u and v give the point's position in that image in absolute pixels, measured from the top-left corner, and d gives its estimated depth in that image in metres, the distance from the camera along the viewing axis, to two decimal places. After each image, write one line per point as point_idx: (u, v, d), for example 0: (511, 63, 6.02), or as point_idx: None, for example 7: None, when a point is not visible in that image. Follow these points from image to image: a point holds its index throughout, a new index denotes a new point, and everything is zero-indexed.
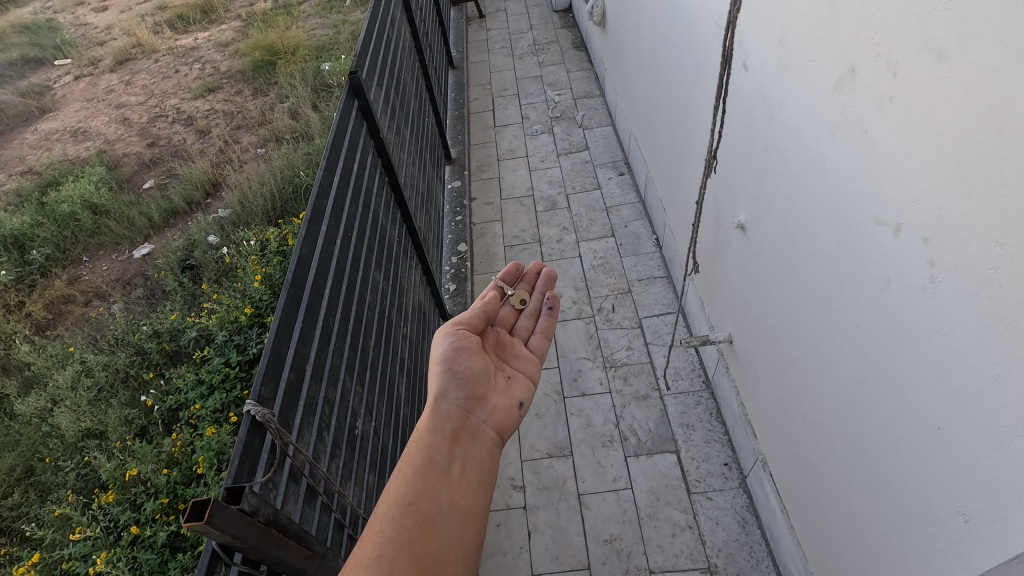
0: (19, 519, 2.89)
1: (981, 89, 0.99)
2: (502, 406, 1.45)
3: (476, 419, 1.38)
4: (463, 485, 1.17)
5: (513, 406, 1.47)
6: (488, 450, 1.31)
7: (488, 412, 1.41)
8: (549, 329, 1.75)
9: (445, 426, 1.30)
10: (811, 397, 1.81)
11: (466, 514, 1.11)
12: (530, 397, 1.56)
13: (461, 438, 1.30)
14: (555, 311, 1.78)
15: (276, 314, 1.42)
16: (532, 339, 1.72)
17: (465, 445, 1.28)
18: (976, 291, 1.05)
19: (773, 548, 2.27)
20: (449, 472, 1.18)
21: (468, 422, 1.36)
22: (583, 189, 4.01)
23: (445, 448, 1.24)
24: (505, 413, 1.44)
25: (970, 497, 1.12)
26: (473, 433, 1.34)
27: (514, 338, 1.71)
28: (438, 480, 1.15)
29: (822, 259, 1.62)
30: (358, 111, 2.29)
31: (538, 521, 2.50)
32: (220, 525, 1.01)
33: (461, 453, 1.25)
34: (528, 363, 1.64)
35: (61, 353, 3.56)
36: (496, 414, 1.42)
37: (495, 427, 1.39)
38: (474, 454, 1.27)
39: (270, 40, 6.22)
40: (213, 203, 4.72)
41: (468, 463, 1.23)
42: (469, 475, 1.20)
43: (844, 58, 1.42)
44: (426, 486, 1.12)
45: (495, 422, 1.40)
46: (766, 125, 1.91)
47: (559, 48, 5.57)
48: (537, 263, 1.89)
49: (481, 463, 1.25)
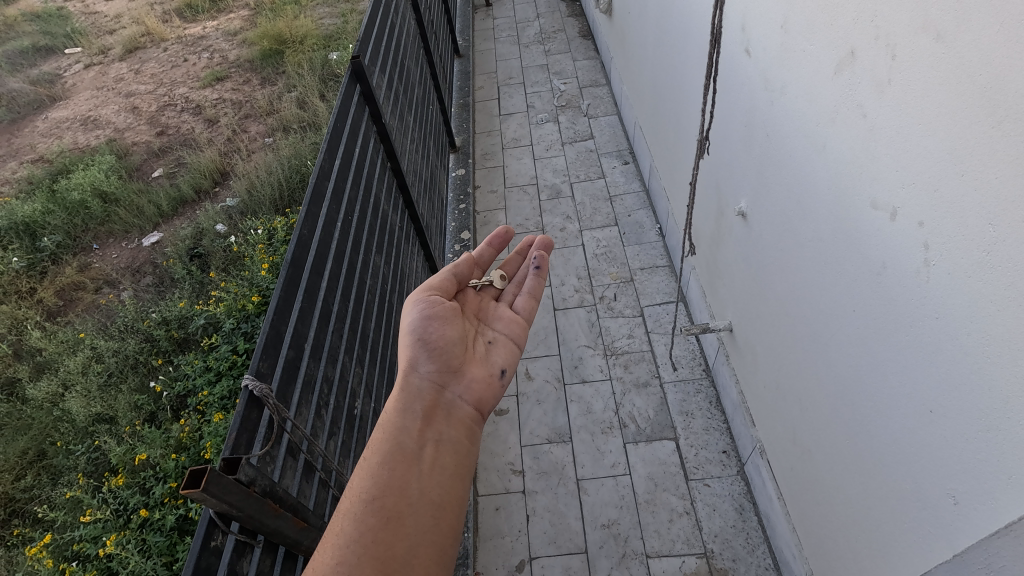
0: (32, 501, 2.95)
1: (976, 69, 0.99)
2: (479, 380, 1.45)
3: (451, 395, 1.38)
4: (435, 472, 1.17)
5: (493, 375, 1.49)
6: (462, 430, 1.32)
7: (464, 387, 1.41)
8: (536, 292, 1.75)
9: (417, 406, 1.30)
10: (808, 382, 1.81)
11: (438, 505, 1.12)
12: (514, 362, 1.57)
13: (434, 417, 1.30)
14: (543, 272, 1.78)
15: (275, 292, 1.45)
16: (518, 301, 1.73)
17: (438, 425, 1.29)
18: (966, 275, 1.06)
19: (769, 534, 2.28)
20: (420, 460, 1.18)
21: (442, 398, 1.36)
22: (587, 178, 4.00)
23: (416, 432, 1.24)
24: (483, 386, 1.45)
25: (959, 480, 1.13)
26: (447, 410, 1.34)
27: (497, 304, 1.72)
28: (408, 469, 1.14)
29: (820, 244, 1.61)
30: (360, 96, 2.30)
31: (536, 506, 2.52)
32: (216, 493, 1.04)
33: (432, 436, 1.25)
34: (512, 325, 1.65)
35: (72, 339, 3.62)
36: (473, 388, 1.42)
37: (472, 402, 1.41)
38: (447, 436, 1.28)
39: (278, 29, 6.21)
40: (220, 191, 4.74)
41: (440, 447, 1.24)
42: (441, 461, 1.21)
43: (844, 41, 1.41)
44: (394, 477, 1.11)
45: (472, 397, 1.41)
46: (767, 110, 1.90)
47: (566, 37, 5.54)
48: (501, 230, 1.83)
49: (454, 446, 1.27)
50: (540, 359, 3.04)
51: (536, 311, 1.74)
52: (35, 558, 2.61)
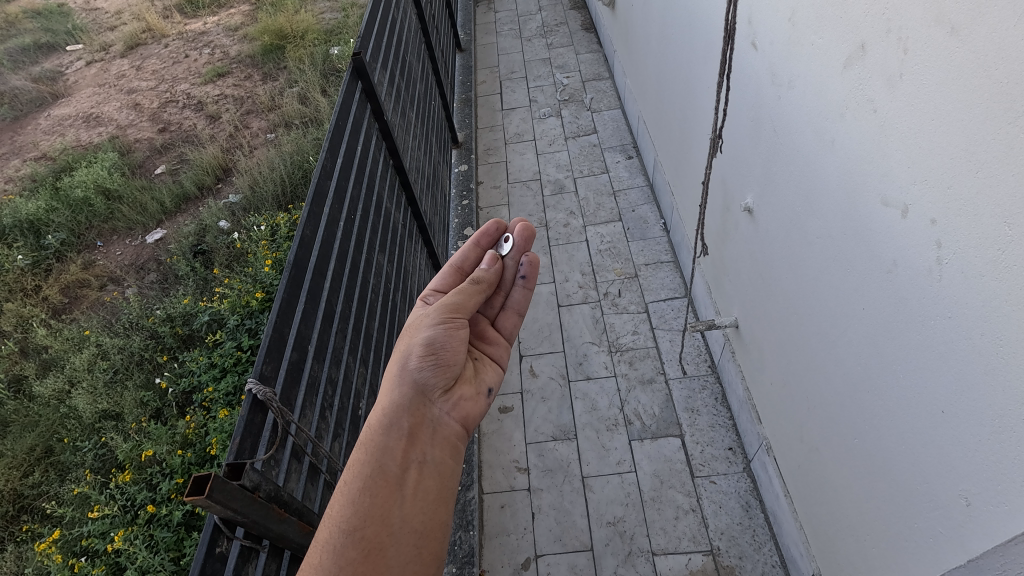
0: (40, 497, 2.95)
1: (992, 64, 0.97)
2: (467, 397, 1.39)
3: (438, 412, 1.31)
4: (419, 498, 1.13)
5: (480, 393, 1.43)
6: (448, 450, 1.26)
7: (451, 403, 1.35)
8: (522, 307, 1.69)
9: (403, 422, 1.23)
10: (817, 379, 1.79)
11: (420, 533, 1.09)
12: (498, 383, 1.54)
13: (419, 435, 1.24)
14: (529, 283, 1.68)
15: (277, 295, 1.43)
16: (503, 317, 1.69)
17: (423, 445, 1.22)
18: (985, 273, 1.03)
19: (776, 532, 2.27)
20: (403, 484, 1.14)
21: (428, 414, 1.29)
22: (591, 173, 3.97)
23: (399, 452, 1.18)
24: (471, 403, 1.38)
25: (972, 482, 1.11)
26: (434, 428, 1.27)
27: (485, 316, 1.67)
28: (390, 495, 1.11)
29: (829, 241, 1.59)
30: (361, 94, 2.28)
31: (542, 503, 2.51)
32: (220, 500, 1.03)
33: (417, 457, 1.20)
34: (496, 345, 1.62)
35: (77, 336, 3.62)
36: (459, 406, 1.36)
37: (458, 419, 1.34)
38: (432, 456, 1.22)
39: (278, 24, 6.18)
40: (223, 188, 4.73)
41: (425, 469, 1.19)
42: (426, 485, 1.16)
43: (854, 34, 1.39)
44: (375, 506, 1.08)
45: (458, 414, 1.35)
46: (774, 105, 1.88)
47: (568, 29, 5.50)
48: (494, 222, 1.71)
49: (439, 468, 1.21)
50: (545, 356, 3.03)
51: (519, 328, 1.71)
52: (45, 554, 2.64)
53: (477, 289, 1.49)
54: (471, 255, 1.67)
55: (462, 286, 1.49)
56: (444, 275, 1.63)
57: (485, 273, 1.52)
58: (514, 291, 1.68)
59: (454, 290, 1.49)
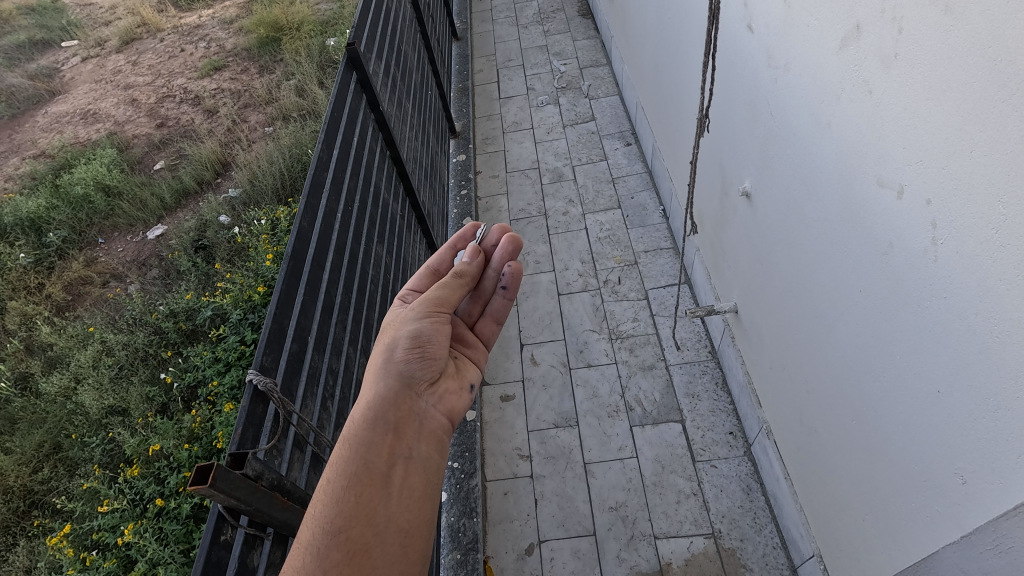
0: (50, 493, 2.98)
1: (986, 45, 0.96)
2: (452, 391, 1.38)
3: (423, 405, 1.28)
4: (405, 495, 1.10)
5: (464, 388, 1.42)
6: (434, 444, 1.23)
7: (437, 397, 1.33)
8: (501, 314, 1.65)
9: (389, 416, 1.20)
10: (818, 362, 1.78)
11: (406, 531, 1.05)
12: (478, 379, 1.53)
13: (406, 431, 1.20)
14: (510, 294, 1.64)
15: (276, 288, 1.44)
16: (480, 321, 1.65)
17: (409, 440, 1.19)
18: (977, 253, 1.04)
19: (776, 514, 2.29)
20: (390, 481, 1.10)
21: (415, 407, 1.26)
22: (590, 161, 3.96)
23: (386, 449, 1.14)
24: (455, 397, 1.37)
25: (969, 459, 1.12)
26: (421, 422, 1.25)
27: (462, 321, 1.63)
28: (376, 493, 1.07)
29: (828, 222, 1.58)
30: (357, 85, 2.27)
31: (545, 490, 2.54)
32: (223, 488, 1.05)
33: (403, 453, 1.16)
34: (475, 347, 1.60)
35: (82, 333, 3.65)
36: (445, 399, 1.34)
37: (444, 412, 1.32)
38: (418, 452, 1.19)
39: (274, 16, 6.12)
40: (223, 182, 4.73)
41: (411, 465, 1.15)
42: (412, 482, 1.13)
43: (850, 15, 1.38)
44: (359, 505, 1.04)
45: (445, 407, 1.33)
46: (770, 89, 1.87)
47: (565, 16, 5.45)
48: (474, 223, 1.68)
49: (425, 463, 1.18)
50: (545, 345, 3.04)
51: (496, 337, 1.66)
52: (56, 548, 2.66)
53: (461, 283, 1.47)
54: (446, 258, 1.61)
55: (445, 278, 1.46)
56: (420, 277, 1.56)
57: (467, 267, 1.49)
58: (495, 298, 1.64)
59: (436, 284, 1.46)
